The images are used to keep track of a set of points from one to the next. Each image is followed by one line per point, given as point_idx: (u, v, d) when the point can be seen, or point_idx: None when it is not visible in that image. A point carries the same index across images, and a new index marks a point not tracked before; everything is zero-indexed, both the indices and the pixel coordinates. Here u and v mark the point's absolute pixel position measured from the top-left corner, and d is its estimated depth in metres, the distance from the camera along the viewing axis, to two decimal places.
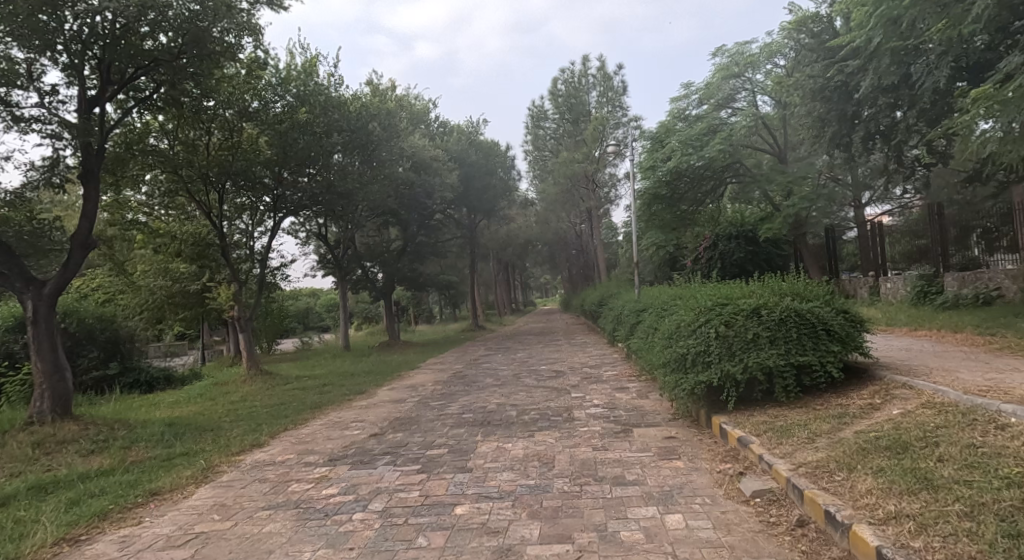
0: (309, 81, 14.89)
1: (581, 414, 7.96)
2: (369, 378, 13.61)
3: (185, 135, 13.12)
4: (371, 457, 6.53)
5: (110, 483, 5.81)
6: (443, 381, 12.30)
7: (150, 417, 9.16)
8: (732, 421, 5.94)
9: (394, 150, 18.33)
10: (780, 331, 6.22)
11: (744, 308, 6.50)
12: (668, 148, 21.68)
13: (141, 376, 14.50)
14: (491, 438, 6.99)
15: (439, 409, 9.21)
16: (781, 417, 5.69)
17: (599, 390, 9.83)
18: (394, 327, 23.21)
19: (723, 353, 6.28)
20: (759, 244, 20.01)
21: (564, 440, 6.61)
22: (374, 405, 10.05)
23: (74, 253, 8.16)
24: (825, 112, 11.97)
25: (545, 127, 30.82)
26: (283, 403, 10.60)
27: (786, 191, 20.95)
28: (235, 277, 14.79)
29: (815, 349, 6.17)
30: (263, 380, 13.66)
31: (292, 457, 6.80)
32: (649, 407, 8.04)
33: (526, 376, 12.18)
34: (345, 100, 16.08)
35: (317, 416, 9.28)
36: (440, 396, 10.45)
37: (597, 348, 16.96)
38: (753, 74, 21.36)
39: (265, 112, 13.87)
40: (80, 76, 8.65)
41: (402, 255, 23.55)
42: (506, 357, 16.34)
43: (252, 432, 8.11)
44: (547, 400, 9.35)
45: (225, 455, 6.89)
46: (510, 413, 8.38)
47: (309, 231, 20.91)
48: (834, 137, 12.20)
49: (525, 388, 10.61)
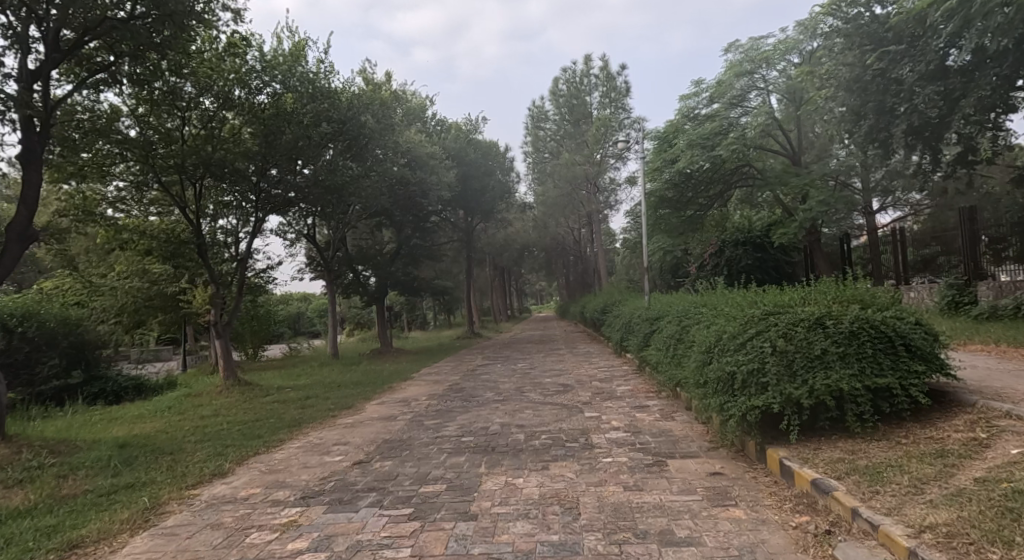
0: (296, 67, 13.63)
1: (601, 440, 6.83)
2: (357, 390, 12.41)
3: (158, 122, 12.08)
4: (353, 495, 5.37)
5: (23, 531, 4.64)
6: (438, 395, 11.13)
7: (101, 437, 7.98)
8: (797, 458, 4.83)
9: (388, 146, 17.25)
10: (851, 347, 5.14)
11: (802, 318, 5.42)
12: (677, 148, 20.66)
13: (108, 386, 13.30)
14: (497, 470, 5.84)
15: (435, 429, 8.07)
16: (858, 455, 4.59)
17: (615, 408, 8.71)
18: (387, 334, 22.02)
19: (782, 372, 5.17)
20: (767, 250, 20.71)
21: (586, 476, 5.49)
22: (360, 423, 8.88)
23: (10, 246, 6.99)
24: (862, 104, 10.93)
25: (545, 128, 29.81)
26: (258, 419, 9.44)
27: (800, 194, 19.94)
28: (213, 280, 13.53)
29: (893, 368, 5.08)
30: (240, 391, 12.40)
31: (258, 493, 5.62)
32: (679, 432, 6.93)
33: (531, 390, 11.04)
34: (336, 89, 14.63)
35: (296, 436, 8.12)
36: (435, 413, 9.28)
37: (603, 359, 15.83)
38: (767, 72, 20.20)
39: (250, 102, 12.81)
40: (24, 45, 7.48)
41: (395, 258, 22.38)
42: (506, 368, 15.18)
43: (219, 456, 6.96)
44: (558, 419, 8.21)
45: (176, 489, 5.70)
46: (517, 437, 7.24)
47: (298, 231, 19.84)
48: (870, 132, 11.12)
49: (531, 405, 9.46)
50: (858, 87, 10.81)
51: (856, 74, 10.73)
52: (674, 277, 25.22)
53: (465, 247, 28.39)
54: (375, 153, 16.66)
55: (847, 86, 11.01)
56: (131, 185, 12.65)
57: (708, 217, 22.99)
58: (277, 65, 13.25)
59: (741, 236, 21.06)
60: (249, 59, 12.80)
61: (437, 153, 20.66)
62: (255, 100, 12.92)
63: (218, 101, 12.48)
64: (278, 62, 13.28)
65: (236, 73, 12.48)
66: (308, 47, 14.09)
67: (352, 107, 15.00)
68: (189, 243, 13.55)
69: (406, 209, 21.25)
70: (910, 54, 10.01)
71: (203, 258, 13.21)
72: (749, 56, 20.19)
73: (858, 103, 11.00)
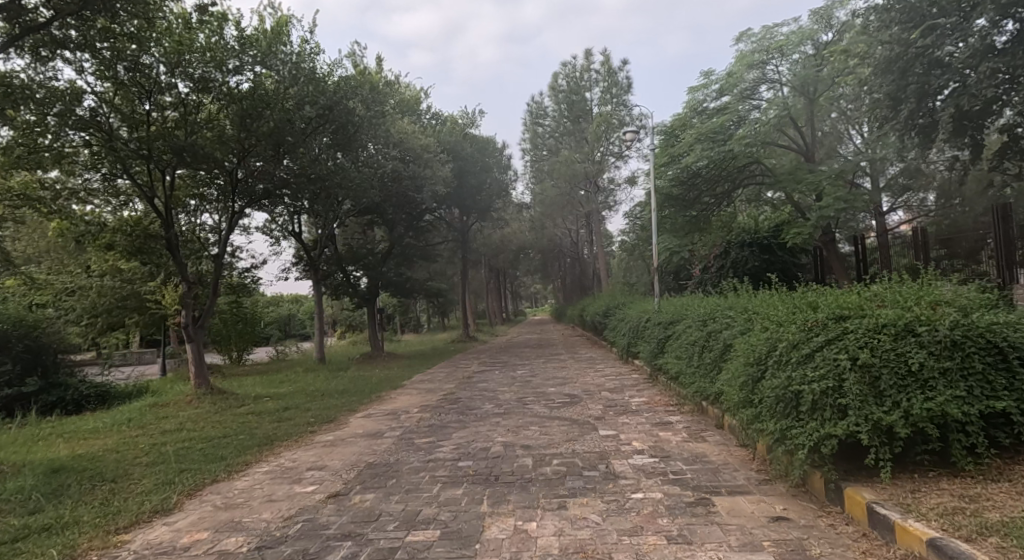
0: (278, 46, 12.49)
1: (625, 468, 5.73)
2: (343, 400, 11.28)
3: (127, 107, 11.13)
4: (322, 545, 4.24)
5: None
6: (432, 407, 9.98)
7: (35, 460, 6.82)
8: (893, 504, 3.75)
9: (377, 136, 16.08)
10: (954, 360, 4.07)
11: (885, 322, 4.35)
12: (685, 142, 19.65)
13: (67, 394, 12.07)
14: (504, 511, 4.74)
15: (428, 450, 6.97)
16: (978, 503, 3.54)
17: (634, 425, 7.63)
18: (377, 336, 20.91)
19: (866, 393, 4.10)
20: (774, 253, 19.66)
21: (616, 520, 4.39)
22: (341, 442, 7.73)
23: None
24: (901, 88, 10.01)
25: (544, 125, 28.70)
26: (226, 436, 8.30)
27: (815, 192, 18.92)
28: (183, 278, 12.33)
29: (1009, 389, 4.02)
30: (212, 401, 11.23)
31: (205, 538, 4.51)
32: (717, 458, 5.85)
33: (534, 402, 9.90)
34: (324, 72, 13.43)
35: (266, 458, 6.97)
36: (427, 430, 8.16)
37: (609, 366, 14.70)
38: (779, 63, 19.03)
39: (229, 86, 11.68)
40: None
41: (387, 258, 21.22)
42: (505, 375, 14.09)
43: (168, 485, 5.81)
44: (569, 439, 7.08)
45: (101, 535, 4.58)
46: (523, 463, 6.11)
47: (282, 228, 18.69)
48: (909, 118, 10.18)
49: (536, 420, 8.34)
50: (897, 68, 9.88)
51: (897, 53, 9.78)
52: (677, 279, 24.22)
53: (460, 247, 27.26)
54: (364, 144, 15.47)
55: (885, 67, 10.13)
56: (100, 177, 11.62)
57: (714, 216, 21.99)
58: (255, 41, 12.01)
59: (749, 237, 20.01)
60: (223, 35, 11.64)
61: (432, 145, 19.32)
62: (235, 83, 11.75)
63: (194, 85, 11.46)
64: (257, 38, 12.06)
65: (210, 52, 11.39)
66: (292, 24, 12.91)
67: (340, 90, 13.71)
68: (157, 238, 12.39)
69: (399, 206, 20.14)
70: (961, 27, 9.05)
71: (174, 255, 12.06)
72: (762, 45, 19.09)
73: (897, 87, 10.07)
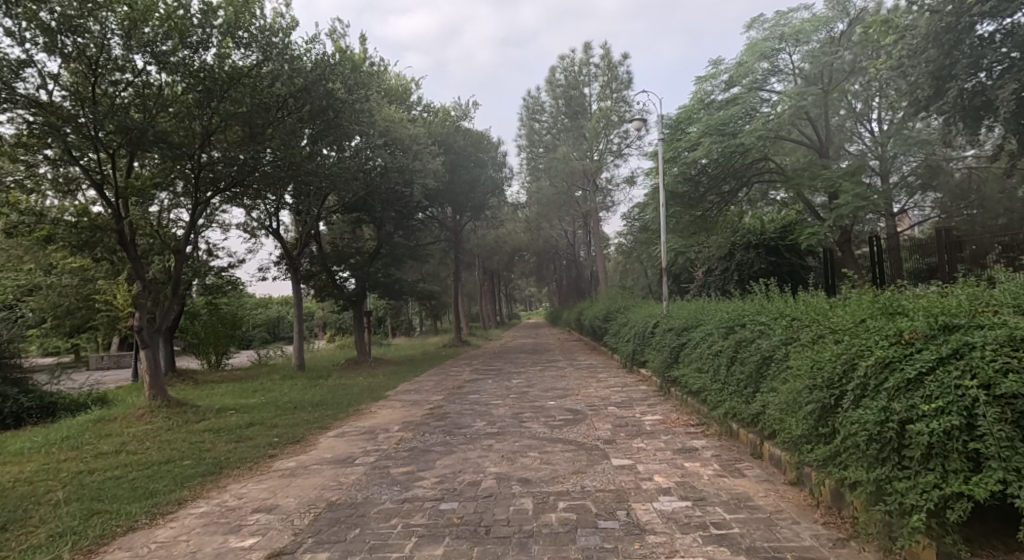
0: (252, 21, 11.12)
1: (652, 517, 4.48)
2: (316, 414, 9.98)
3: (77, 83, 9.87)
4: None
5: None
6: (415, 425, 8.70)
7: None
8: None
9: (361, 126, 14.81)
10: None
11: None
12: (692, 136, 18.51)
13: (6, 406, 10.73)
14: None
15: (404, 485, 5.68)
16: None
17: (652, 453, 6.38)
18: (363, 340, 19.54)
19: (1011, 434, 2.90)
20: (783, 255, 17.35)
21: None
22: (303, 471, 6.44)
23: None
24: (951, 63, 8.98)
25: (540, 121, 27.27)
26: (170, 461, 7.02)
27: (831, 189, 17.66)
28: (139, 277, 10.98)
29: None
30: (166, 416, 9.92)
31: None
32: (767, 504, 4.61)
33: (532, 419, 8.62)
34: (300, 51, 12.08)
35: (205, 495, 5.69)
36: (407, 455, 6.90)
37: (613, 376, 13.38)
38: (792, 51, 17.84)
39: (193, 62, 10.38)
40: None
41: (375, 258, 19.84)
42: (499, 385, 12.79)
43: (62, 538, 4.52)
44: (578, 472, 5.82)
45: None
46: (523, 508, 4.84)
47: (260, 224, 17.35)
48: (958, 99, 9.06)
49: (535, 444, 7.07)
50: (948, 40, 8.91)
51: (949, 22, 8.78)
52: (680, 283, 22.97)
53: (452, 247, 25.99)
54: (348, 133, 14.20)
55: (933, 41, 9.11)
56: (48, 161, 10.38)
57: (721, 217, 20.80)
58: (221, 10, 10.67)
59: (755, 237, 17.60)
60: (185, 4, 10.28)
61: (422, 136, 17.98)
62: (198, 60, 10.45)
63: (155, 63, 10.17)
64: (223, 7, 10.67)
65: (171, 22, 10.06)
66: None
67: (318, 71, 12.43)
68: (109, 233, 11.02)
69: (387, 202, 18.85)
70: None
71: (128, 251, 10.78)
72: (775, 31, 17.90)
73: (947, 62, 9.02)
